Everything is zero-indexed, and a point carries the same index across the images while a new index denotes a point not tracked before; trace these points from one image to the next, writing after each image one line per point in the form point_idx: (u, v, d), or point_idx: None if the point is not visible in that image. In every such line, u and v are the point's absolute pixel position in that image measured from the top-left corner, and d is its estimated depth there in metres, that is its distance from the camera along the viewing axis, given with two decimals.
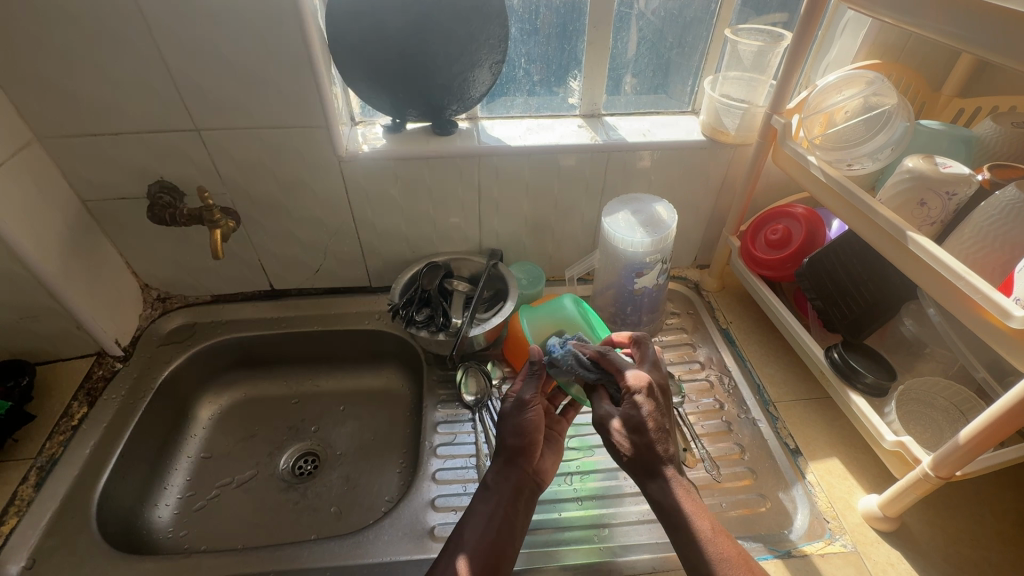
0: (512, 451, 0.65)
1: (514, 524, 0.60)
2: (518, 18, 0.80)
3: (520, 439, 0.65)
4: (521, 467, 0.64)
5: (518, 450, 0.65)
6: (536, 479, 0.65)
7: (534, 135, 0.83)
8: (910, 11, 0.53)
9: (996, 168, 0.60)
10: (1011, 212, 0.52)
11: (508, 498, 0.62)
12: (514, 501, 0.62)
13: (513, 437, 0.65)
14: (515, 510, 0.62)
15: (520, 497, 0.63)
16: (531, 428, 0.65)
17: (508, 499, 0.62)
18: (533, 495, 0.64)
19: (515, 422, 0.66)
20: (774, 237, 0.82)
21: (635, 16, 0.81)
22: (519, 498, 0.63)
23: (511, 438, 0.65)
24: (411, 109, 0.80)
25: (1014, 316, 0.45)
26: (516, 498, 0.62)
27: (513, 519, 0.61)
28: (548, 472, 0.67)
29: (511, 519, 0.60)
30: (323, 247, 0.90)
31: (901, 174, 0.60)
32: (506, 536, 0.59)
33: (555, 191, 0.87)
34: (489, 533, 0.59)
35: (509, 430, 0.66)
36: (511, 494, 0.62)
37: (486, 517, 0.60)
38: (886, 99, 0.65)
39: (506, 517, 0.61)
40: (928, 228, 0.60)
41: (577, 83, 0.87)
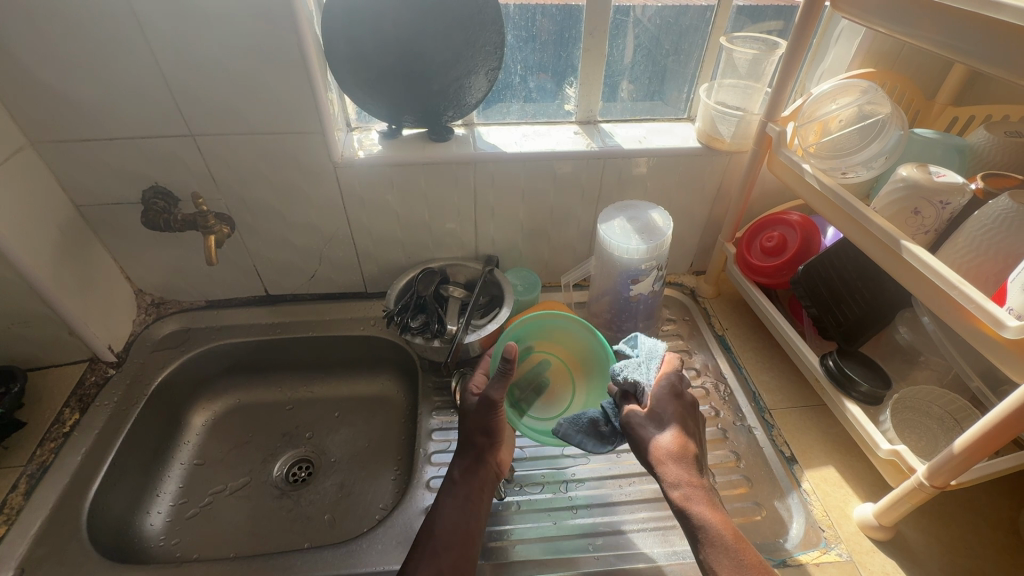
0: (475, 444, 0.67)
1: (476, 516, 0.63)
2: (514, 25, 0.80)
3: (483, 433, 0.67)
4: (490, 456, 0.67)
5: (486, 445, 0.67)
6: (496, 471, 0.68)
7: (530, 141, 0.84)
8: (903, 21, 0.53)
9: (989, 177, 0.60)
10: (1004, 221, 0.53)
11: (468, 490, 0.65)
12: (475, 493, 0.65)
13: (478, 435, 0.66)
14: (474, 500, 0.64)
15: (481, 489, 0.65)
16: (493, 427, 0.66)
17: (468, 493, 0.64)
18: (493, 485, 0.67)
19: (482, 420, 0.66)
20: (769, 245, 0.82)
21: (632, 23, 0.81)
22: (481, 493, 0.65)
23: (472, 436, 0.67)
24: (407, 114, 0.80)
25: (1008, 326, 0.45)
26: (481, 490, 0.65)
27: (478, 511, 0.64)
28: (504, 463, 0.69)
29: (468, 511, 0.63)
30: (318, 253, 0.90)
31: (895, 182, 0.60)
32: (470, 526, 0.62)
33: (551, 197, 0.87)
34: (455, 525, 0.61)
35: (473, 427, 0.67)
36: (473, 485, 0.65)
37: (454, 509, 0.63)
38: (881, 108, 0.65)
39: (468, 509, 0.63)
40: (922, 237, 0.60)
41: (573, 90, 0.87)
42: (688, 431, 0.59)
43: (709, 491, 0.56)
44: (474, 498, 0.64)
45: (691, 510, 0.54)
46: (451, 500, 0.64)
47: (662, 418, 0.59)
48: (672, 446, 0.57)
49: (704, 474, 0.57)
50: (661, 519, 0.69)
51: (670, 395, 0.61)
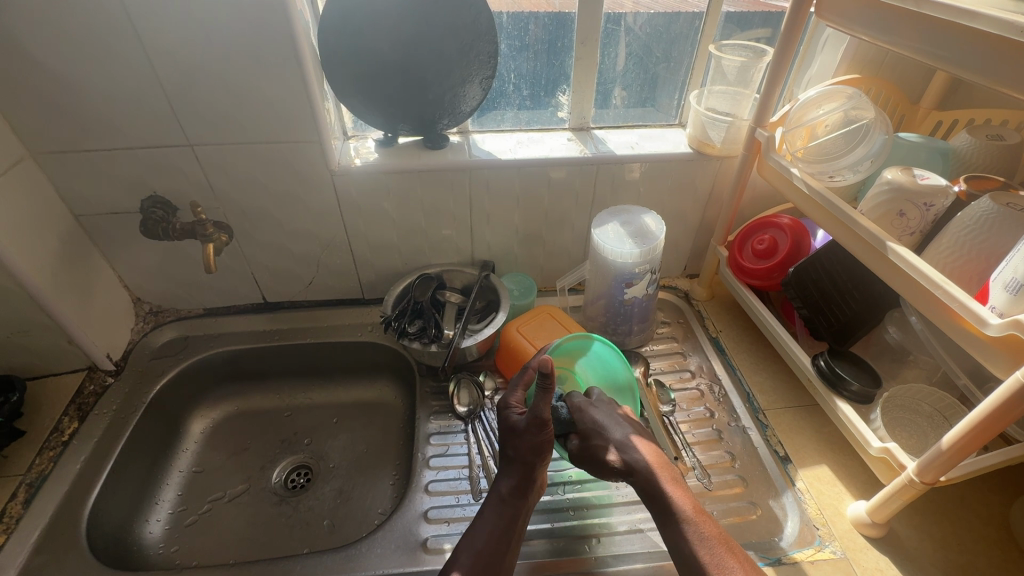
0: (524, 463, 0.65)
1: (515, 534, 0.62)
2: (508, 34, 0.81)
3: (535, 453, 0.65)
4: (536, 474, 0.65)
5: (534, 464, 0.65)
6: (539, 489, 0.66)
7: (524, 148, 0.85)
8: (885, 29, 0.55)
9: (972, 179, 0.62)
10: (985, 222, 0.54)
11: (514, 508, 0.63)
12: (516, 512, 0.63)
13: (528, 453, 0.64)
14: (516, 519, 0.63)
15: (524, 508, 0.64)
16: (545, 446, 0.65)
17: (511, 513, 0.63)
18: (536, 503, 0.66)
19: (531, 441, 0.64)
20: (760, 247, 0.83)
21: (624, 31, 0.82)
22: (525, 510, 0.64)
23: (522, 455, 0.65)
24: (403, 123, 0.82)
25: (990, 324, 0.46)
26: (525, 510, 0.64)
27: (519, 530, 0.63)
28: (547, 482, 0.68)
29: (509, 531, 0.62)
30: (315, 259, 0.91)
31: (880, 185, 0.62)
32: (509, 544, 0.61)
33: (545, 203, 0.88)
34: (494, 544, 0.60)
35: (523, 447, 0.65)
36: (517, 504, 0.64)
37: (495, 528, 0.62)
38: (865, 112, 0.66)
39: (510, 527, 0.62)
40: (908, 238, 0.61)
41: (565, 97, 0.89)
42: (616, 420, 0.67)
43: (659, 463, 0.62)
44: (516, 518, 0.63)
45: (654, 491, 0.60)
46: (494, 518, 0.63)
47: (601, 428, 0.66)
48: (620, 441, 0.64)
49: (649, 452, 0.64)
50: None
51: (584, 402, 0.69)
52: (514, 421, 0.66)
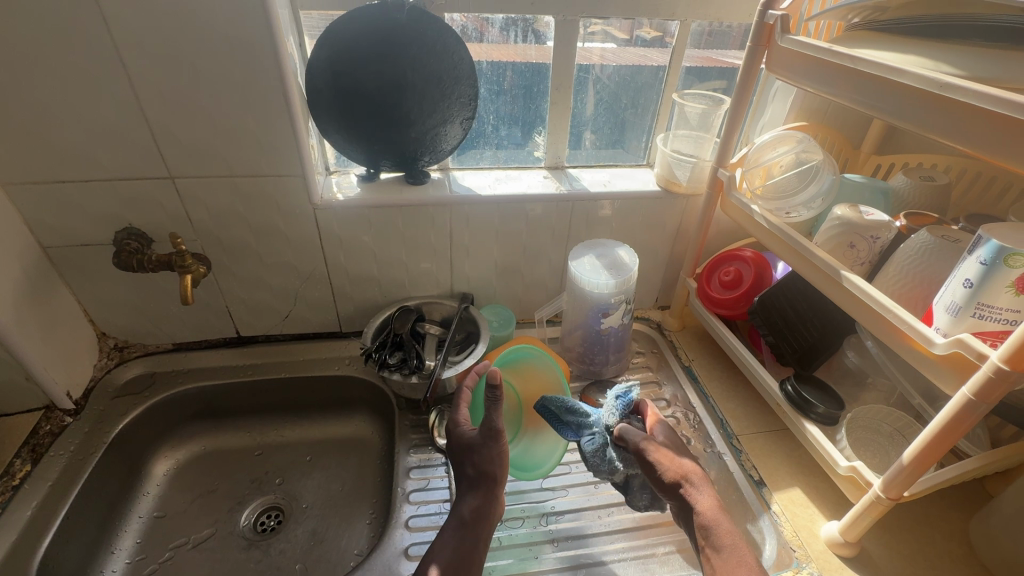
0: (481, 481, 0.66)
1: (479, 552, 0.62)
2: (486, 79, 0.85)
3: (492, 464, 0.66)
4: (494, 498, 0.66)
5: (495, 480, 0.66)
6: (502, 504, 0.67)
7: (502, 185, 0.89)
8: (825, 82, 0.62)
9: (911, 216, 0.68)
10: (926, 252, 0.59)
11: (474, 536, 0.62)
12: (478, 535, 0.63)
13: (489, 466, 0.65)
14: (474, 545, 0.62)
15: (488, 528, 0.64)
16: (501, 457, 0.66)
17: (475, 536, 0.63)
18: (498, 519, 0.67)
19: (488, 452, 0.66)
20: (727, 278, 0.88)
21: (592, 79, 0.88)
22: (487, 531, 0.64)
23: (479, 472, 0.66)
24: (385, 159, 0.85)
25: (936, 343, 0.51)
26: (488, 529, 0.64)
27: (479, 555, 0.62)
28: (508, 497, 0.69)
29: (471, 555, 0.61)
30: (293, 292, 0.90)
31: (832, 221, 0.67)
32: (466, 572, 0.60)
33: (523, 237, 0.91)
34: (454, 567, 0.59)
35: (482, 460, 0.66)
36: (480, 528, 0.64)
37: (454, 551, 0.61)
38: (814, 155, 0.72)
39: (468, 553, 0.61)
40: (859, 268, 0.66)
41: (541, 138, 0.93)
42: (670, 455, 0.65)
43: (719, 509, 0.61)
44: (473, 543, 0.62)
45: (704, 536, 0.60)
46: (452, 537, 0.62)
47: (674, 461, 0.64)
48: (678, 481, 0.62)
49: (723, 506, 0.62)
50: (639, 548, 0.70)
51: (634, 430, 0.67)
52: (469, 437, 0.68)
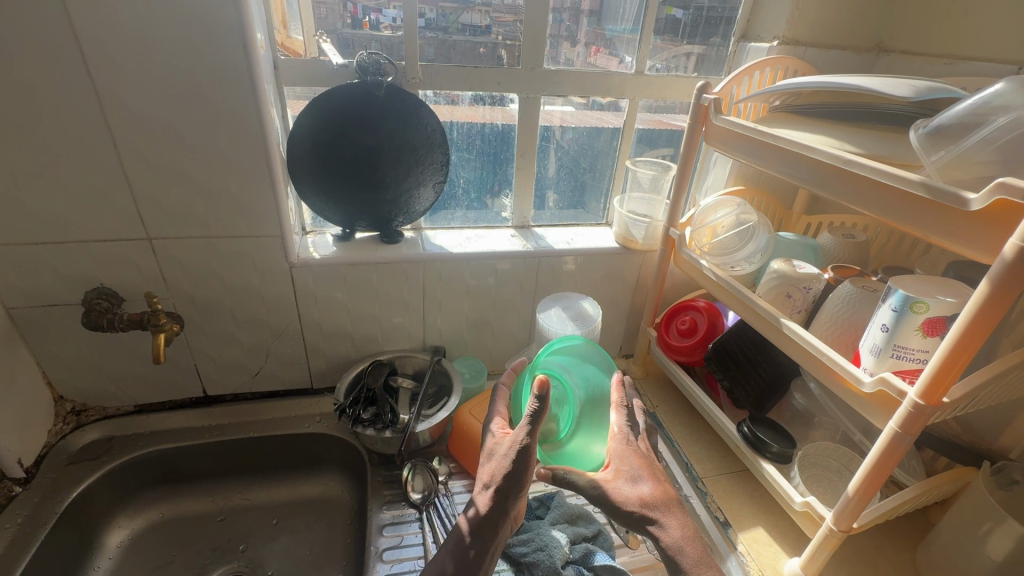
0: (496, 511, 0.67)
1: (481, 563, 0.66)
2: (457, 148, 0.93)
3: (511, 479, 0.66)
4: (506, 510, 0.67)
5: (510, 493, 0.66)
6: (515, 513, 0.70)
7: (473, 243, 0.95)
8: (755, 155, 0.71)
9: (838, 269, 0.77)
10: (850, 300, 0.67)
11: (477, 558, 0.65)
12: (482, 547, 0.66)
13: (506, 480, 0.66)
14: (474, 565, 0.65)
15: (494, 541, 0.67)
16: (520, 475, 0.65)
17: (478, 549, 0.66)
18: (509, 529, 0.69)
19: (508, 467, 0.66)
20: (683, 327, 0.95)
21: (552, 143, 0.97)
22: (492, 545, 0.67)
23: (498, 502, 0.67)
24: (361, 219, 0.90)
25: (863, 382, 0.57)
26: (495, 540, 0.67)
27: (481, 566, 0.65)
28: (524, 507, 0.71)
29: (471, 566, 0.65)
30: (265, 349, 0.91)
31: (770, 274, 0.75)
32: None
33: (493, 292, 0.96)
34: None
35: (500, 473, 0.66)
36: (486, 539, 0.67)
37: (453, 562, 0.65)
38: (751, 216, 0.81)
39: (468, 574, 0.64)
40: (798, 315, 0.74)
41: (508, 200, 1.00)
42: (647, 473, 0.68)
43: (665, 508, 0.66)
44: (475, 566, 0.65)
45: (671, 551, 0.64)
46: (456, 546, 0.66)
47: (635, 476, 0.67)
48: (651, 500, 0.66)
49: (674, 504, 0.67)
50: None
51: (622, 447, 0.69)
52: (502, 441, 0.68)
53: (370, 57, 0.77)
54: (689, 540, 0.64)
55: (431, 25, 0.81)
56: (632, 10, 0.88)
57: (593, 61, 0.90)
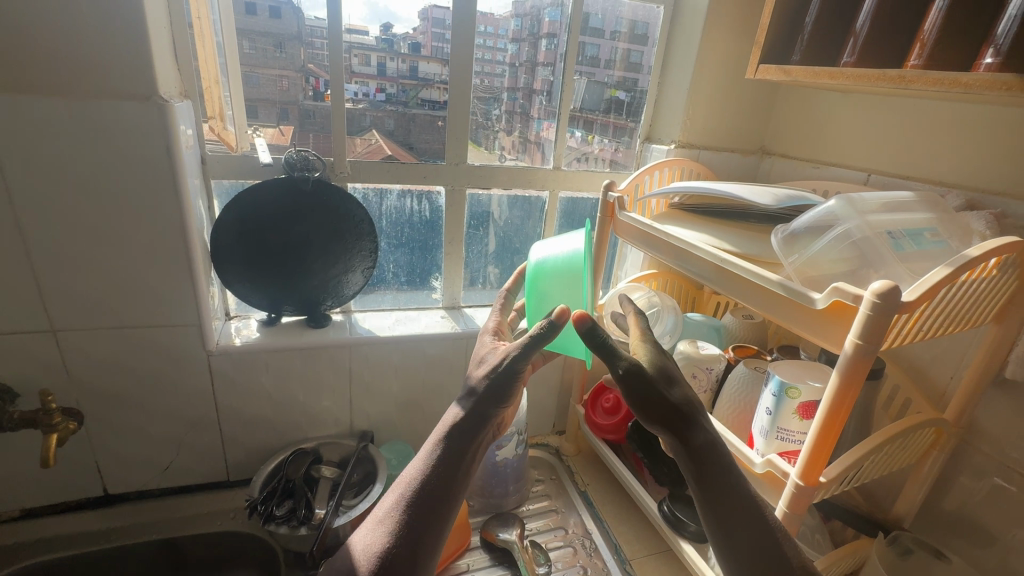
0: (427, 505, 0.52)
1: (450, 507, 0.52)
2: (387, 235, 0.96)
3: (494, 398, 0.55)
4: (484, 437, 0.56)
5: (489, 413, 0.55)
6: (497, 429, 0.59)
7: (401, 325, 0.97)
8: (653, 247, 0.77)
9: (738, 348, 0.83)
10: (745, 381, 0.72)
11: (412, 549, 0.50)
12: (448, 489, 0.53)
13: (490, 396, 0.55)
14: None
15: (464, 471, 0.54)
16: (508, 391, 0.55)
17: (449, 476, 0.53)
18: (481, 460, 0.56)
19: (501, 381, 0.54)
20: (608, 404, 0.98)
21: (492, 222, 1.02)
22: (462, 476, 0.54)
23: (427, 485, 0.53)
24: (287, 303, 0.90)
25: (755, 463, 0.61)
26: (462, 480, 0.54)
27: (445, 503, 0.52)
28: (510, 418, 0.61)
29: (434, 510, 0.51)
30: (178, 441, 0.86)
31: (678, 355, 0.80)
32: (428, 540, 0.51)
33: (422, 373, 0.97)
34: (409, 528, 0.51)
35: (488, 389, 0.55)
36: (455, 482, 0.53)
37: (414, 493, 0.52)
38: (661, 299, 0.88)
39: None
40: (705, 394, 0.78)
41: (438, 282, 1.04)
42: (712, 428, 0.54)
43: (722, 481, 0.50)
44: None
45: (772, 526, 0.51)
46: (421, 485, 0.53)
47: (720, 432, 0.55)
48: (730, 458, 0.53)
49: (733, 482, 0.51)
50: None
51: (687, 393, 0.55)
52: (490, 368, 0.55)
53: (299, 154, 0.82)
54: (736, 506, 0.50)
55: (391, 98, 0.88)
56: (581, 93, 0.97)
57: (546, 135, 1.00)
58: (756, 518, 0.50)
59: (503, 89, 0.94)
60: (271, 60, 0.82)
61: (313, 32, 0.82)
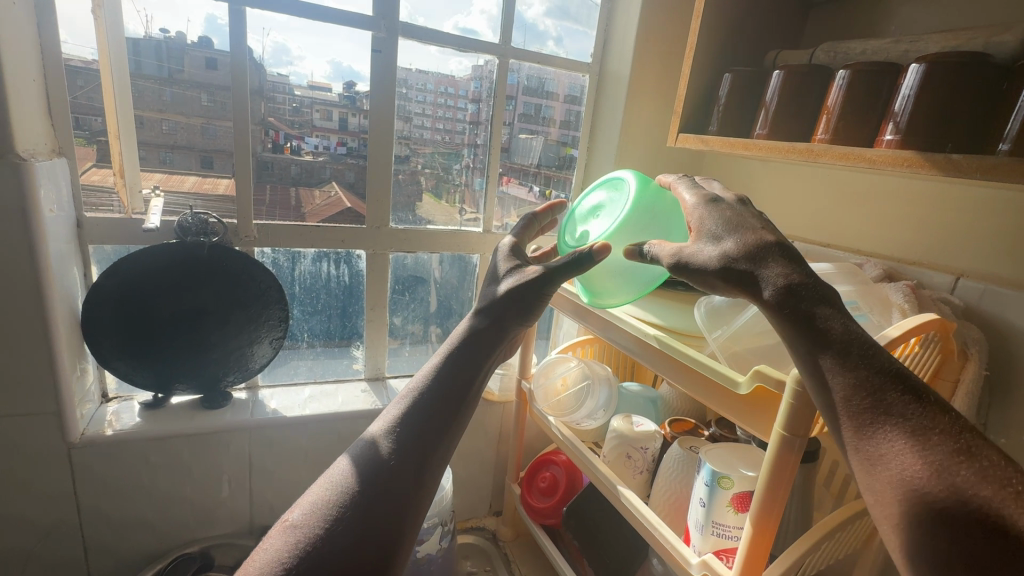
0: (434, 414, 0.51)
1: (456, 414, 0.52)
2: (300, 301, 0.88)
3: (516, 311, 0.57)
4: (495, 350, 0.57)
5: (499, 326, 0.57)
6: (508, 348, 0.60)
7: (315, 402, 0.87)
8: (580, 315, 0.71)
9: (674, 423, 0.78)
10: (680, 463, 0.66)
11: (414, 457, 0.48)
12: (458, 400, 0.52)
13: (512, 309, 0.57)
14: (401, 502, 0.46)
15: (472, 387, 0.54)
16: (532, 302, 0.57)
17: (454, 394, 0.52)
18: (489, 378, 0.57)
19: (523, 291, 0.56)
20: (544, 484, 0.90)
21: (429, 284, 0.97)
22: (469, 401, 0.54)
23: (433, 399, 0.52)
24: (179, 381, 0.79)
25: (692, 564, 0.54)
26: (469, 398, 0.53)
27: (453, 415, 0.52)
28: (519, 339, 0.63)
29: (444, 425, 0.51)
30: (25, 555, 0.72)
31: (612, 433, 0.74)
32: (430, 453, 0.49)
33: (337, 456, 0.87)
34: (414, 439, 0.49)
35: (507, 302, 0.57)
36: (461, 391, 0.53)
37: (419, 409, 0.51)
38: (593, 370, 0.82)
39: (391, 509, 0.45)
40: (641, 476, 0.71)
41: (360, 351, 0.96)
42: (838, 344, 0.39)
43: (857, 395, 0.37)
44: (403, 497, 0.46)
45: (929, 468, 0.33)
46: (428, 396, 0.52)
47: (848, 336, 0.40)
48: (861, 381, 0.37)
49: (881, 395, 0.37)
50: None
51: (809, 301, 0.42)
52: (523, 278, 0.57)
53: (196, 219, 0.74)
54: (878, 453, 0.36)
55: (353, 153, 0.84)
56: (537, 152, 0.97)
57: (506, 189, 0.97)
58: (944, 440, 0.34)
59: (464, 146, 0.93)
60: (232, 112, 0.77)
61: (274, 87, 0.78)
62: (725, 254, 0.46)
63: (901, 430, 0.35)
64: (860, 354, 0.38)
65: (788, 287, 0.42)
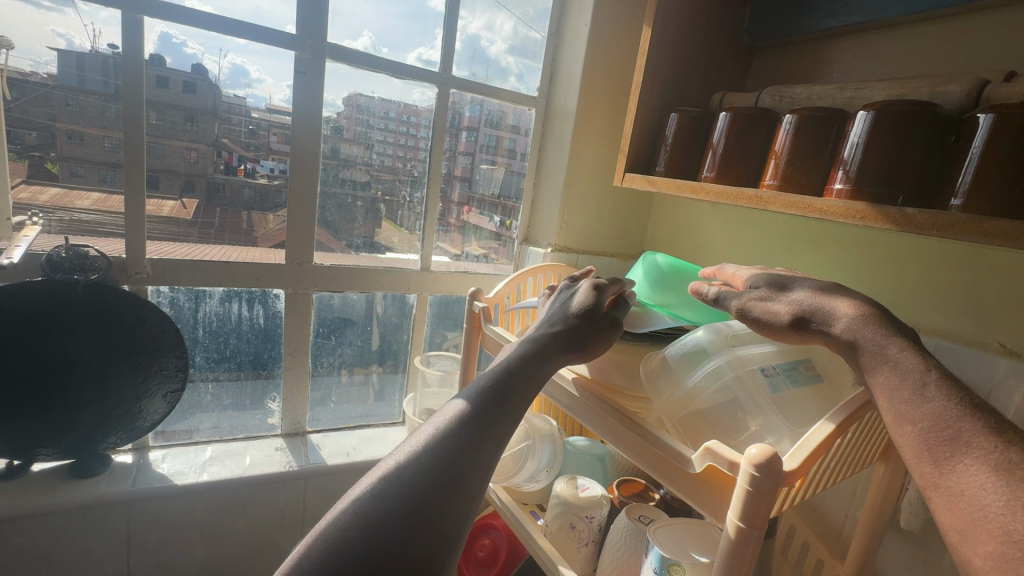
0: (492, 430, 0.38)
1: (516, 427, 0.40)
2: (203, 347, 0.77)
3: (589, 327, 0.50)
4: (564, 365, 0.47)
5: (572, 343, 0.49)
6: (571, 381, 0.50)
7: (216, 464, 0.76)
8: None
9: (623, 484, 0.72)
10: (627, 537, 0.59)
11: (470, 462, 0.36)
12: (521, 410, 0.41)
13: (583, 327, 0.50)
14: (447, 509, 0.33)
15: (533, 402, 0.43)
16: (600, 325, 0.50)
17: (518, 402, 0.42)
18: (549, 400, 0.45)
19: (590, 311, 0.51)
20: (482, 553, 0.80)
21: (358, 327, 0.87)
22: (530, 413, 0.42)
23: (496, 395, 0.41)
24: (43, 445, 0.66)
25: None
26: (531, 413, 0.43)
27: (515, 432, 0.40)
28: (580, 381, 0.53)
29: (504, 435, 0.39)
30: None
31: (554, 498, 0.65)
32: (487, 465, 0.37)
33: (240, 527, 0.76)
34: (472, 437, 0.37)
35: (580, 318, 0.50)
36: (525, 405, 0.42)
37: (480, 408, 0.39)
38: (538, 425, 0.76)
39: (447, 501, 0.33)
40: (587, 548, 0.62)
41: (276, 404, 0.85)
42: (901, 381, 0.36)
43: (932, 429, 0.33)
44: (436, 531, 0.32)
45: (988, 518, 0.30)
46: (491, 396, 0.41)
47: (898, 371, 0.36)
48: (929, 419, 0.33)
49: (959, 428, 0.32)
50: None
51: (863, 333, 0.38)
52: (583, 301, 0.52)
53: (72, 250, 0.64)
54: (956, 490, 0.31)
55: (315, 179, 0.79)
56: (500, 182, 0.92)
57: (467, 219, 0.91)
58: None
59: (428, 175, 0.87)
60: (181, 132, 0.70)
61: (231, 108, 0.72)
62: (795, 302, 0.43)
63: (985, 464, 0.31)
64: (934, 385, 0.34)
65: (860, 319, 0.39)
